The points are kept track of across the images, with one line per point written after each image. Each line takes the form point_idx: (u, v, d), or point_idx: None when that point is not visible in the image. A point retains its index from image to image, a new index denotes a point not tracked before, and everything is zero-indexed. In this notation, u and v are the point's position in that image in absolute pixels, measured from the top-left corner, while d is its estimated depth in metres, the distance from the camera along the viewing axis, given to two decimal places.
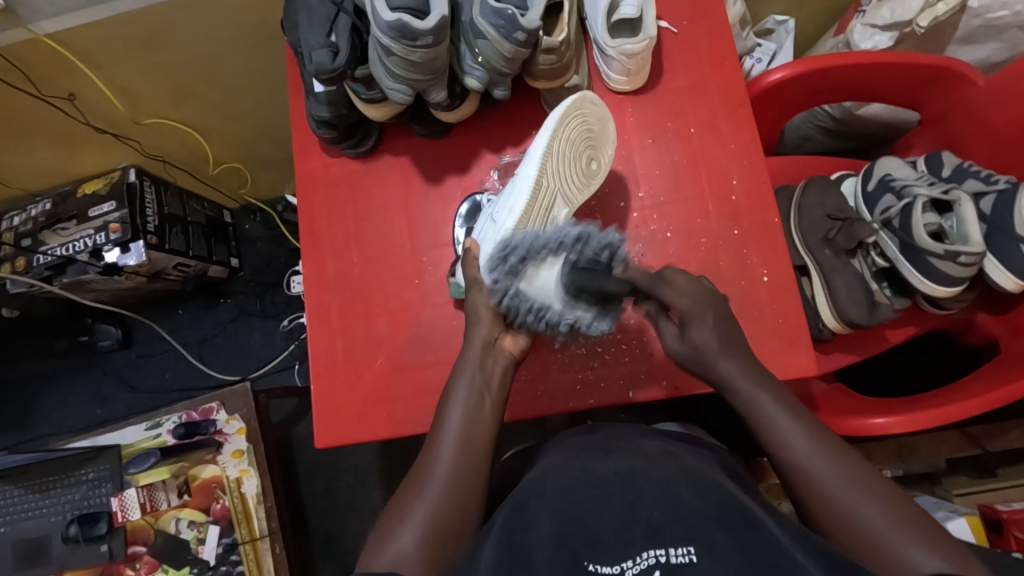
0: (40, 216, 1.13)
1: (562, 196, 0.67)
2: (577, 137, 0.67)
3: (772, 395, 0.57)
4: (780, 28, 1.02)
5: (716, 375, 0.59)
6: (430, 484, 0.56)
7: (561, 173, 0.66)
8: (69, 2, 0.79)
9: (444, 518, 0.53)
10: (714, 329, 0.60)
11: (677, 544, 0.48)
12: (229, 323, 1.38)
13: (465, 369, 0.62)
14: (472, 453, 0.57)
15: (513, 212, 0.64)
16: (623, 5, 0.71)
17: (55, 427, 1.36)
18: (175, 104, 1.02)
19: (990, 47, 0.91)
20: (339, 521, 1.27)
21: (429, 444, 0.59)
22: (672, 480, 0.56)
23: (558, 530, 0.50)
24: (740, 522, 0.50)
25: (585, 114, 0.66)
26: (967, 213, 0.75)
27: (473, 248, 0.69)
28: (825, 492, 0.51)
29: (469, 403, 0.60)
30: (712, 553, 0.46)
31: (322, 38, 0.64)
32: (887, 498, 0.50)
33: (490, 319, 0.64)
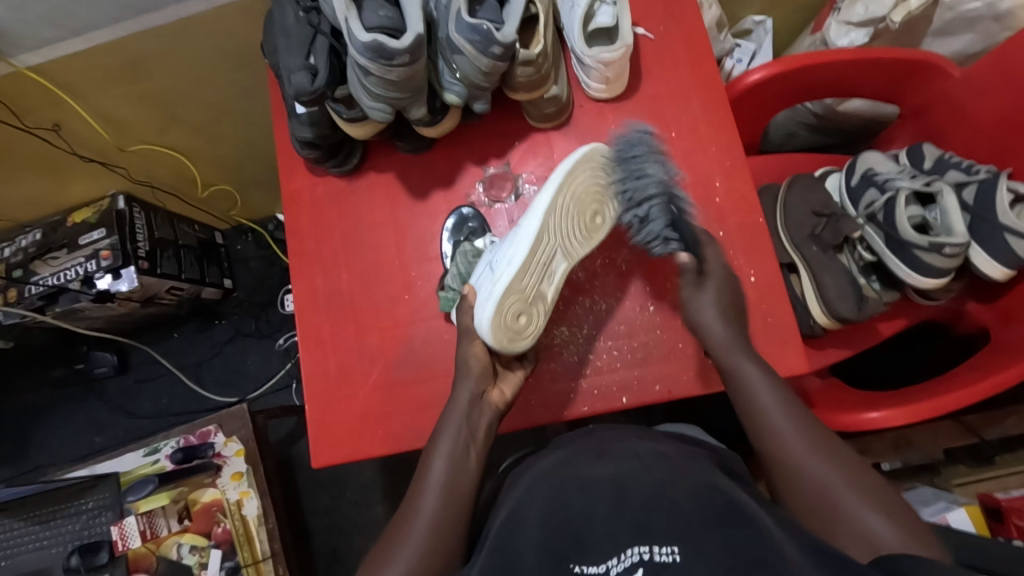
0: (30, 246, 1.13)
1: (562, 249, 0.65)
2: (586, 189, 0.65)
3: (757, 368, 0.63)
4: (758, 28, 1.03)
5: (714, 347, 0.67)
6: (415, 524, 0.58)
7: (563, 228, 0.64)
8: (50, 34, 0.79)
9: (428, 561, 0.55)
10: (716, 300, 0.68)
11: (662, 543, 0.49)
12: (225, 344, 1.38)
13: (452, 418, 0.64)
14: (456, 496, 0.59)
15: (512, 263, 0.62)
16: (599, 14, 0.72)
17: (55, 456, 1.36)
18: (160, 130, 1.03)
19: (966, 39, 0.92)
20: (343, 539, 1.27)
21: (416, 482, 0.61)
22: (658, 483, 0.57)
23: (545, 539, 0.52)
24: (729, 522, 0.50)
25: (594, 166, 0.66)
26: (950, 205, 0.76)
27: (470, 294, 0.68)
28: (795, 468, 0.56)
29: (455, 454, 0.62)
30: (696, 552, 0.47)
31: (301, 60, 0.65)
32: (847, 467, 0.55)
33: (479, 370, 0.66)
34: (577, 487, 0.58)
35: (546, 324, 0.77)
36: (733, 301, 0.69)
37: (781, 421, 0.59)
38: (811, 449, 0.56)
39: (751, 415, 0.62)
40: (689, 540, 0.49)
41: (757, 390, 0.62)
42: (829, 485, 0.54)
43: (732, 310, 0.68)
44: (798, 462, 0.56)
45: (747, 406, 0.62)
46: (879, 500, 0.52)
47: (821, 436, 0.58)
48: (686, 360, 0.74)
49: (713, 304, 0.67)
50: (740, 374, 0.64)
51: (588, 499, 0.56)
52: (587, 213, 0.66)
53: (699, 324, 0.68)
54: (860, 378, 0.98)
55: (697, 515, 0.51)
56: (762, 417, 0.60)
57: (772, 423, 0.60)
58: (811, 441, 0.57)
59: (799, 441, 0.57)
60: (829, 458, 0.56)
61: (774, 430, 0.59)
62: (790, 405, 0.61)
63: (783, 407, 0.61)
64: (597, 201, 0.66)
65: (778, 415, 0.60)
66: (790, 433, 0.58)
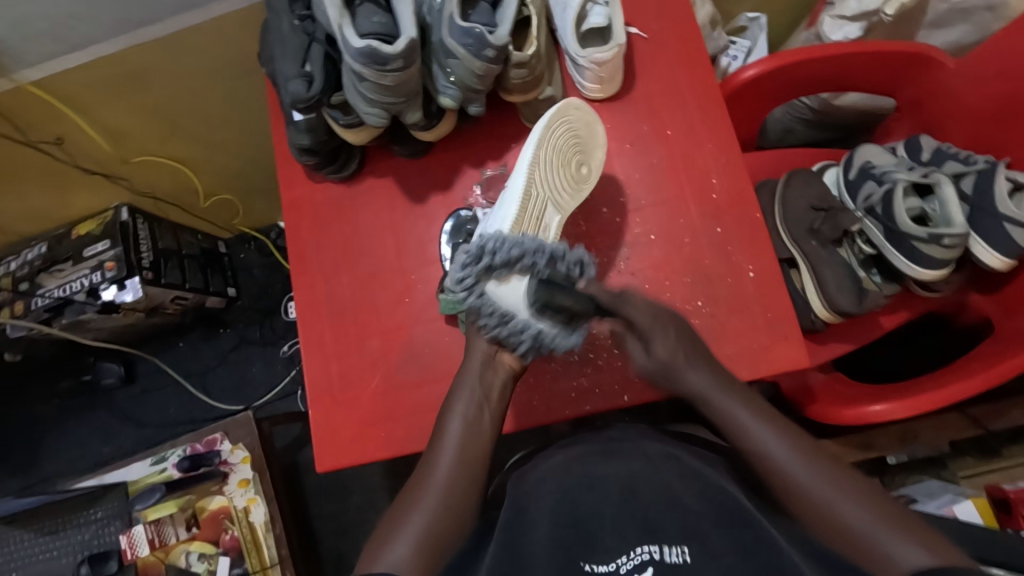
0: (37, 260, 1.15)
1: (552, 201, 0.68)
2: (564, 143, 0.68)
3: (740, 400, 0.59)
4: (752, 25, 1.02)
5: (687, 387, 0.61)
6: (427, 494, 0.57)
7: (551, 180, 0.67)
8: (50, 49, 0.81)
9: (436, 533, 0.55)
10: (677, 342, 0.62)
11: (671, 543, 0.50)
12: (230, 352, 1.39)
13: (465, 383, 0.63)
14: (468, 479, 0.58)
15: (505, 221, 0.65)
16: (592, 14, 0.72)
17: (63, 467, 1.37)
18: (162, 141, 1.04)
19: (960, 30, 0.92)
20: (351, 544, 1.27)
21: (428, 451, 0.60)
22: (668, 480, 0.57)
23: (556, 533, 0.53)
24: (736, 520, 0.51)
25: (570, 120, 0.67)
26: (949, 195, 0.76)
27: (469, 259, 0.70)
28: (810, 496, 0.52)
29: (469, 415, 0.61)
30: (704, 554, 0.49)
31: (297, 68, 0.66)
32: (874, 500, 0.51)
33: (489, 330, 0.65)
34: (586, 487, 0.58)
35: None
36: (686, 335, 0.64)
37: (792, 458, 0.54)
38: (830, 484, 0.52)
39: (755, 456, 0.56)
40: (698, 539, 0.50)
41: (754, 427, 0.57)
42: (855, 524, 0.50)
43: (689, 343, 0.63)
44: (818, 497, 0.52)
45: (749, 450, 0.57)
46: (910, 527, 0.49)
47: (834, 467, 0.53)
48: None
49: (668, 356, 0.61)
50: (729, 414, 0.59)
51: (598, 499, 0.56)
52: (571, 163, 0.69)
53: (665, 374, 0.62)
54: (864, 371, 0.97)
55: (705, 517, 0.52)
56: (769, 458, 0.55)
57: (779, 457, 0.55)
58: (825, 472, 0.53)
59: (816, 479, 0.53)
60: (855, 492, 0.51)
61: (785, 470, 0.54)
62: (794, 437, 0.56)
63: (791, 447, 0.55)
64: (578, 152, 0.69)
65: (785, 451, 0.55)
66: (797, 468, 0.54)
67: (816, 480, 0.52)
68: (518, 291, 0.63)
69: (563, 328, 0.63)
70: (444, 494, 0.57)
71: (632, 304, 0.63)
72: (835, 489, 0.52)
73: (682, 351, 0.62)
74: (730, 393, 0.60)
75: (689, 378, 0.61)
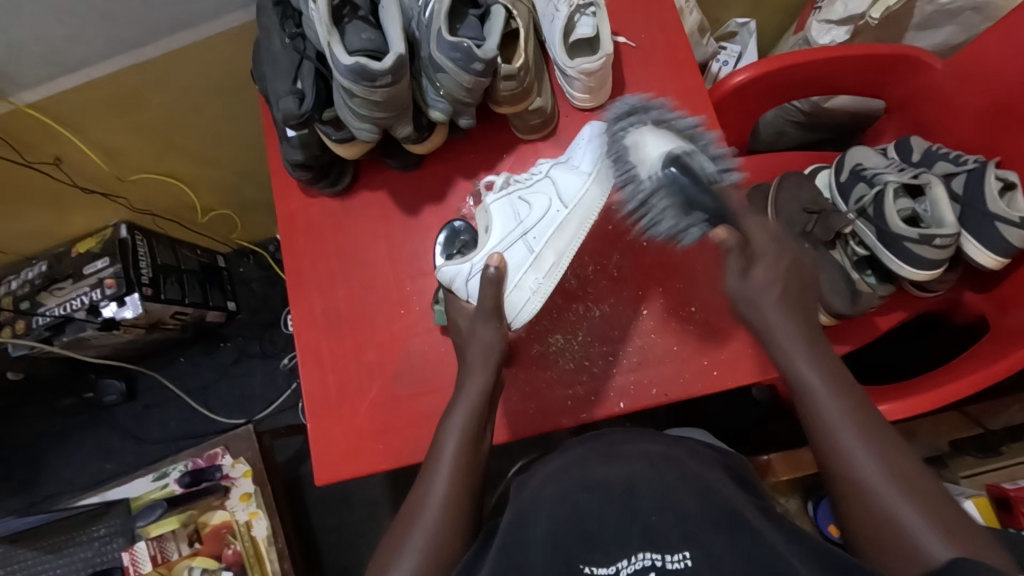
0: (37, 278, 1.15)
1: None
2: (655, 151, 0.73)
3: (811, 364, 0.59)
4: (742, 30, 1.03)
5: (760, 320, 0.62)
6: (428, 505, 0.57)
7: None
8: (46, 71, 0.82)
9: (439, 542, 0.55)
10: (776, 277, 0.63)
11: (673, 549, 0.49)
12: (231, 366, 1.39)
13: (462, 400, 0.64)
14: (463, 493, 0.58)
15: (565, 255, 0.70)
16: (579, 25, 0.73)
17: (67, 485, 1.37)
18: (159, 159, 1.05)
19: (947, 31, 0.93)
20: (355, 556, 1.27)
21: (424, 469, 0.61)
22: (669, 483, 0.56)
23: (554, 535, 0.52)
24: (737, 524, 0.50)
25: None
26: (939, 195, 0.76)
27: (501, 266, 0.69)
28: (856, 474, 0.53)
29: (467, 436, 0.62)
30: (706, 557, 0.48)
31: (288, 85, 0.67)
32: (934, 507, 0.50)
33: (487, 354, 0.67)
34: (588, 487, 0.57)
35: (542, 331, 0.77)
36: (793, 281, 0.64)
37: (859, 448, 0.54)
38: (892, 483, 0.52)
39: (823, 430, 0.56)
40: (697, 542, 0.49)
41: (825, 402, 0.57)
42: (896, 513, 0.50)
43: (792, 289, 0.63)
44: (872, 493, 0.52)
45: (817, 428, 0.57)
46: (949, 527, 0.49)
47: (892, 453, 0.53)
48: (681, 362, 0.75)
49: (764, 287, 0.62)
50: (804, 385, 0.59)
51: (599, 500, 0.55)
52: None
53: (749, 307, 0.63)
54: (863, 373, 0.97)
55: (704, 519, 0.51)
56: (834, 441, 0.55)
57: (846, 440, 0.54)
58: (887, 467, 0.52)
59: (878, 473, 0.52)
60: (913, 495, 0.51)
61: (846, 454, 0.54)
62: (868, 423, 0.55)
63: (860, 429, 0.55)
64: None
65: (853, 438, 0.54)
66: (853, 444, 0.54)
67: (874, 474, 0.52)
68: (652, 156, 0.64)
69: (681, 213, 0.65)
70: (444, 502, 0.57)
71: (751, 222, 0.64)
72: (895, 488, 0.51)
73: (779, 286, 0.62)
74: (803, 353, 0.60)
75: (769, 313, 0.62)
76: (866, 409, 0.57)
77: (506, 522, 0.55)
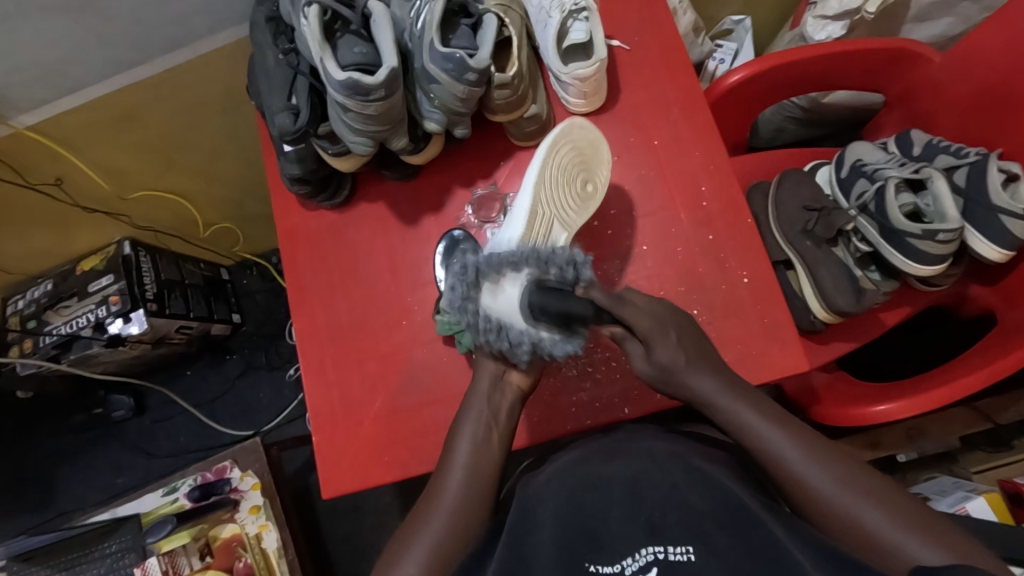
0: (43, 297, 1.16)
1: (559, 220, 0.69)
2: (571, 162, 0.70)
3: (753, 409, 0.57)
4: (737, 27, 1.03)
5: (691, 390, 0.59)
6: (438, 511, 0.57)
7: (557, 199, 0.69)
8: (45, 94, 0.82)
9: (446, 541, 0.55)
10: (680, 347, 0.59)
11: (677, 543, 0.49)
12: (238, 378, 1.40)
13: (473, 405, 0.63)
14: (474, 501, 0.58)
15: (511, 241, 0.66)
16: (572, 31, 0.74)
17: (78, 502, 1.38)
18: (158, 175, 1.06)
19: (945, 22, 0.93)
20: (366, 565, 1.27)
21: (437, 473, 0.61)
22: (674, 482, 0.55)
23: (559, 535, 0.51)
24: (742, 522, 0.49)
25: (575, 141, 0.70)
26: (941, 190, 0.75)
27: (482, 280, 0.69)
28: (825, 498, 0.51)
29: (469, 446, 0.61)
30: (710, 552, 0.47)
31: (283, 102, 0.68)
32: (921, 523, 0.49)
33: (499, 351, 0.65)
34: (593, 488, 0.57)
35: None
36: (690, 335, 0.60)
37: (801, 462, 0.53)
38: (846, 488, 0.51)
39: (765, 456, 0.55)
40: (700, 538, 0.49)
41: (769, 435, 0.55)
42: (877, 530, 0.49)
43: (708, 353, 0.60)
44: (831, 501, 0.51)
45: (771, 467, 0.55)
46: (928, 530, 0.48)
47: (859, 480, 0.52)
48: None
49: (672, 354, 0.58)
50: (752, 432, 0.56)
51: (603, 501, 0.55)
52: (576, 182, 0.71)
53: (674, 379, 0.59)
54: (870, 368, 0.96)
55: (709, 517, 0.51)
56: (786, 471, 0.53)
57: (795, 471, 0.53)
58: (835, 476, 0.52)
59: (825, 477, 0.52)
60: (864, 492, 0.51)
61: (796, 479, 0.53)
62: (807, 438, 0.55)
63: (807, 455, 0.53)
64: (583, 170, 0.71)
65: (803, 466, 0.53)
66: (816, 477, 0.52)
67: (828, 485, 0.52)
68: (512, 288, 0.60)
69: (560, 334, 0.59)
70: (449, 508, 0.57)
71: (632, 308, 0.58)
72: (848, 492, 0.51)
73: (684, 355, 0.58)
74: (739, 399, 0.57)
75: (691, 383, 0.58)
76: (795, 424, 0.56)
77: (513, 517, 0.56)
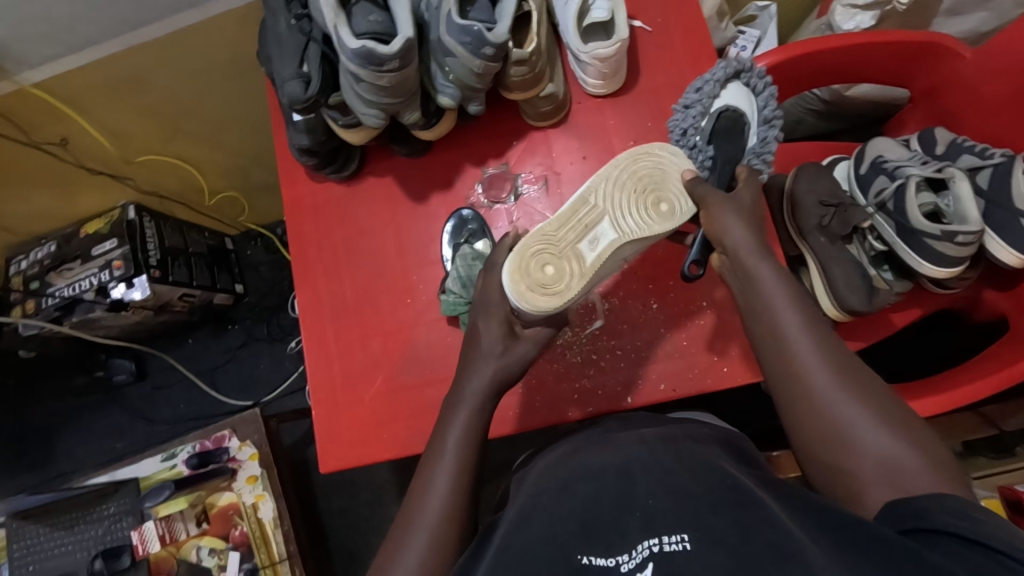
0: (46, 259, 1.16)
1: (611, 219, 0.64)
2: (646, 172, 0.65)
3: (787, 295, 0.58)
4: (762, 14, 1.00)
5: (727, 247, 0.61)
6: (430, 499, 0.57)
7: (613, 197, 0.64)
8: (52, 51, 0.80)
9: (442, 541, 0.55)
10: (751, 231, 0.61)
11: (671, 532, 0.46)
12: (239, 348, 1.40)
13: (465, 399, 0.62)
14: (467, 492, 0.58)
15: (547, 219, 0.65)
16: (594, 8, 0.71)
17: (78, 463, 1.39)
18: (165, 140, 1.04)
19: (978, 17, 0.90)
20: (360, 539, 1.28)
21: (424, 466, 0.59)
22: (666, 467, 0.54)
23: (551, 529, 0.49)
24: (735, 502, 0.48)
25: (656, 152, 0.66)
26: (964, 191, 0.73)
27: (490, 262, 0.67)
28: (818, 390, 0.53)
29: (467, 429, 0.61)
30: (706, 537, 0.45)
31: (294, 68, 0.65)
32: (907, 432, 0.50)
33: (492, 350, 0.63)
34: (584, 478, 0.55)
35: None
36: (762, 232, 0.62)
37: (817, 362, 0.54)
38: (850, 393, 0.52)
39: (782, 351, 0.56)
40: (697, 525, 0.46)
41: (788, 323, 0.56)
42: (857, 426, 0.51)
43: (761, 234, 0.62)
44: (823, 396, 0.53)
45: (785, 363, 0.56)
46: (911, 438, 0.50)
47: (863, 382, 0.53)
48: (692, 357, 0.74)
49: (738, 219, 0.61)
50: (773, 312, 0.57)
51: (593, 493, 0.53)
52: (646, 192, 0.64)
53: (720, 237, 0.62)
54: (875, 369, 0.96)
55: (704, 501, 0.49)
56: (792, 360, 0.55)
57: (804, 363, 0.55)
58: (841, 380, 0.53)
59: (824, 371, 0.54)
60: (866, 402, 0.52)
61: (805, 375, 0.54)
62: (829, 343, 0.56)
63: (816, 349, 0.55)
64: (660, 185, 0.64)
65: (817, 364, 0.54)
66: (819, 369, 0.54)
67: (836, 387, 0.53)
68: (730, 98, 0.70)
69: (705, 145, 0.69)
70: (445, 491, 0.57)
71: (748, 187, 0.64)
72: (843, 389, 0.53)
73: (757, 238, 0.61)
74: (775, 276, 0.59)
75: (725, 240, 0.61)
76: (819, 321, 0.57)
77: (508, 522, 0.53)
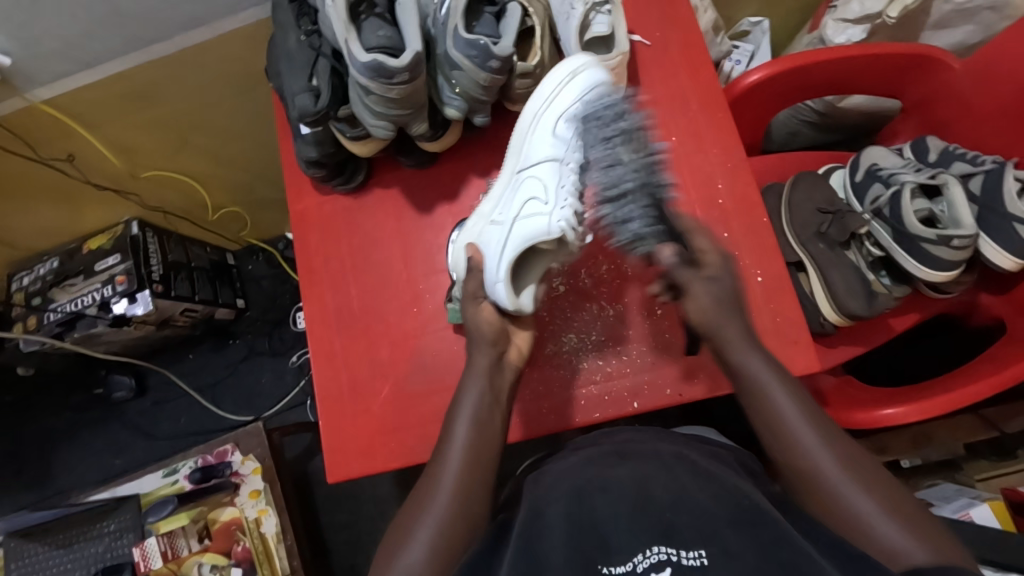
0: (49, 275, 1.16)
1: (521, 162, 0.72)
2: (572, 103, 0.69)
3: (760, 355, 0.59)
4: (755, 29, 1.04)
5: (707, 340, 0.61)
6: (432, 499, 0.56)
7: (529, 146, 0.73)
8: (63, 68, 0.82)
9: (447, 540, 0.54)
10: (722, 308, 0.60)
11: (688, 547, 0.48)
12: (240, 363, 1.40)
13: (472, 386, 0.61)
14: (468, 499, 0.56)
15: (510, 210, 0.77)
16: (595, 23, 0.73)
17: (76, 481, 1.38)
18: (170, 156, 1.05)
19: (963, 30, 0.93)
20: (362, 554, 1.27)
21: (429, 467, 0.59)
22: (683, 484, 0.55)
23: (572, 536, 0.51)
24: (751, 520, 0.49)
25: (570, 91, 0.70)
26: (957, 197, 0.75)
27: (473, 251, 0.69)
28: (819, 471, 0.53)
29: (480, 416, 0.60)
30: (721, 553, 0.47)
31: (304, 83, 0.67)
32: (919, 524, 0.50)
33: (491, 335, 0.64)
34: (601, 487, 0.56)
35: (556, 330, 0.77)
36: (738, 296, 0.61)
37: (816, 441, 0.54)
38: (851, 479, 0.52)
39: (782, 442, 0.55)
40: (714, 541, 0.48)
41: (784, 405, 0.56)
42: (858, 506, 0.51)
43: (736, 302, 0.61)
44: (826, 477, 0.53)
45: (776, 435, 0.55)
46: (917, 526, 0.50)
47: (865, 468, 0.53)
48: (696, 363, 0.74)
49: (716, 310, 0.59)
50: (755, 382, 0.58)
51: (611, 501, 0.54)
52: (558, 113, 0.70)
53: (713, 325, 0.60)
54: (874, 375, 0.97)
55: (721, 516, 0.50)
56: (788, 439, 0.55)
57: (799, 438, 0.54)
58: (844, 463, 0.53)
59: (820, 449, 0.54)
60: (867, 485, 0.52)
61: (808, 463, 0.53)
62: (822, 423, 0.56)
63: (820, 436, 0.54)
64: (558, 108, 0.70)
65: (818, 447, 0.54)
66: (817, 451, 0.53)
67: (839, 478, 0.52)
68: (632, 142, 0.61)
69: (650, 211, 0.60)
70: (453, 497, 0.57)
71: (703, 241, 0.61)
72: (845, 475, 0.52)
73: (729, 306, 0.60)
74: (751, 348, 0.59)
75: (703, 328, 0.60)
76: (811, 403, 0.57)
77: (521, 519, 0.55)
